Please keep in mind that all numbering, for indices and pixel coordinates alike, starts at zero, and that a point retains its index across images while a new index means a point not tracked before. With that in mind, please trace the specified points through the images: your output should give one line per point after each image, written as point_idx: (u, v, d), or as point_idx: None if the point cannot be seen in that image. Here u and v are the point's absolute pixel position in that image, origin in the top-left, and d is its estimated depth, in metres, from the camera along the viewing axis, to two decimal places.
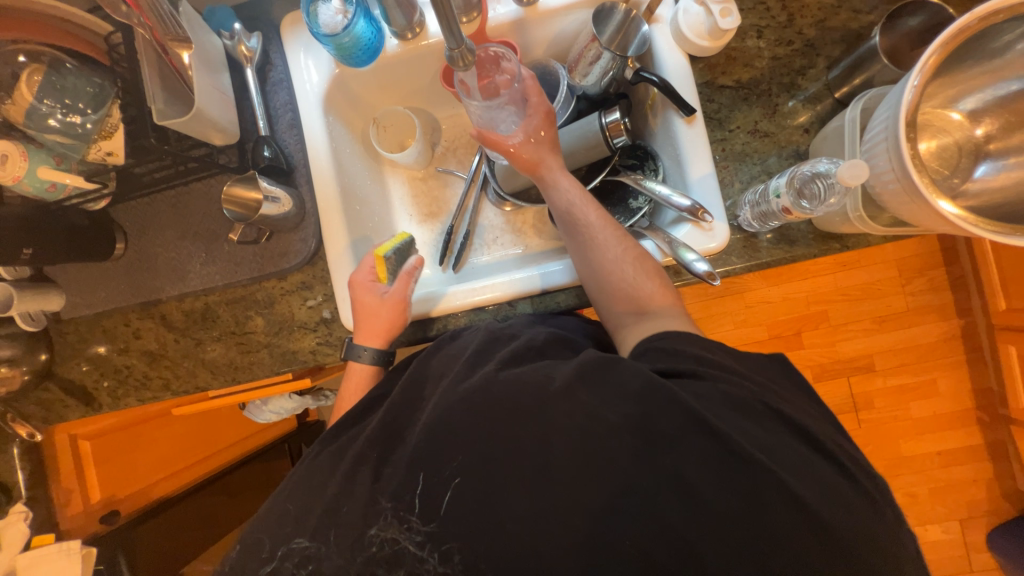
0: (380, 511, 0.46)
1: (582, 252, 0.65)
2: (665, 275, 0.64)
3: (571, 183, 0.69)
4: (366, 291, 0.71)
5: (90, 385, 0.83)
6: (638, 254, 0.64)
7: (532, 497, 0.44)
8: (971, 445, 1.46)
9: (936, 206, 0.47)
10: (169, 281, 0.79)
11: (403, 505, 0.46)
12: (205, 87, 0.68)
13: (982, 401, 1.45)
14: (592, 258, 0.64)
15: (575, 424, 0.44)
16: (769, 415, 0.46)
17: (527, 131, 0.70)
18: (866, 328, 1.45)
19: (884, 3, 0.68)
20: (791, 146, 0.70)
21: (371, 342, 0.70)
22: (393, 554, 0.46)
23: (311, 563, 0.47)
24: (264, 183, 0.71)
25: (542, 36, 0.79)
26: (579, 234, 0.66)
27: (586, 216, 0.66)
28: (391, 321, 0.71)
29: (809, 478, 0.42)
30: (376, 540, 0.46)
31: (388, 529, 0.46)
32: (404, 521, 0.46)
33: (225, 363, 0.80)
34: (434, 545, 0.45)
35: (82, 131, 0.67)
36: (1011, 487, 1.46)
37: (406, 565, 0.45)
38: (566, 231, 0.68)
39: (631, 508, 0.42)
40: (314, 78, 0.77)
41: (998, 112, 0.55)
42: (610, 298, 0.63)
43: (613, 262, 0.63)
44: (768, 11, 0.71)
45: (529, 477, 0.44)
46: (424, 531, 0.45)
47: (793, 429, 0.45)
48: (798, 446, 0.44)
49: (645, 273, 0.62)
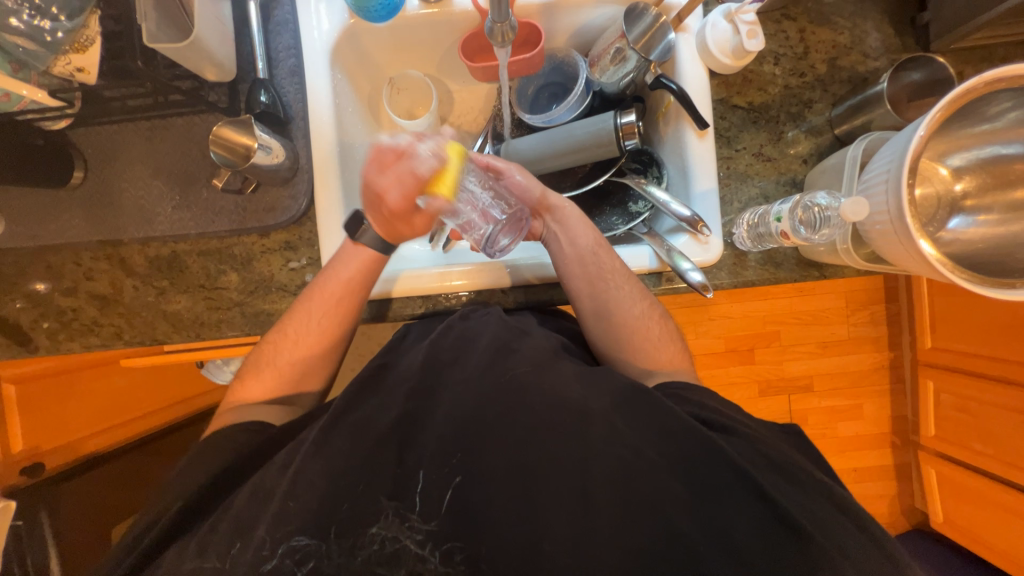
0: (381, 510, 0.52)
1: (602, 302, 0.68)
2: (671, 323, 0.72)
3: (587, 231, 0.70)
4: (391, 191, 0.61)
5: (27, 323, 0.75)
6: (653, 304, 0.70)
7: (540, 506, 0.52)
8: (884, 465, 1.63)
9: (917, 244, 0.52)
10: (133, 221, 0.72)
11: (404, 504, 0.52)
12: (205, 14, 0.62)
13: (897, 427, 1.61)
14: (613, 307, 0.68)
15: (616, 452, 0.53)
16: (762, 453, 0.54)
17: (529, 187, 0.71)
18: (812, 351, 1.56)
19: (890, 52, 0.72)
20: (790, 174, 0.73)
21: (374, 224, 0.66)
22: (392, 553, 0.50)
23: (311, 560, 0.50)
24: (259, 130, 0.66)
25: (567, 24, 0.78)
26: (602, 286, 0.68)
27: (608, 262, 0.69)
28: (416, 219, 0.65)
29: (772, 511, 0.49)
30: (376, 539, 0.51)
31: (389, 528, 0.51)
32: (404, 520, 0.51)
33: (189, 318, 0.75)
34: (435, 545, 0.51)
35: (50, 39, 0.61)
36: (909, 505, 1.64)
37: (406, 565, 0.50)
38: (586, 278, 0.69)
39: (625, 519, 0.50)
40: (324, 25, 0.72)
41: (979, 172, 0.61)
42: (624, 345, 0.69)
43: (635, 316, 0.68)
44: (787, 40, 0.73)
45: (545, 489, 0.52)
46: (425, 530, 0.51)
47: (759, 457, 0.53)
48: (764, 473, 0.52)
49: (655, 318, 0.69)
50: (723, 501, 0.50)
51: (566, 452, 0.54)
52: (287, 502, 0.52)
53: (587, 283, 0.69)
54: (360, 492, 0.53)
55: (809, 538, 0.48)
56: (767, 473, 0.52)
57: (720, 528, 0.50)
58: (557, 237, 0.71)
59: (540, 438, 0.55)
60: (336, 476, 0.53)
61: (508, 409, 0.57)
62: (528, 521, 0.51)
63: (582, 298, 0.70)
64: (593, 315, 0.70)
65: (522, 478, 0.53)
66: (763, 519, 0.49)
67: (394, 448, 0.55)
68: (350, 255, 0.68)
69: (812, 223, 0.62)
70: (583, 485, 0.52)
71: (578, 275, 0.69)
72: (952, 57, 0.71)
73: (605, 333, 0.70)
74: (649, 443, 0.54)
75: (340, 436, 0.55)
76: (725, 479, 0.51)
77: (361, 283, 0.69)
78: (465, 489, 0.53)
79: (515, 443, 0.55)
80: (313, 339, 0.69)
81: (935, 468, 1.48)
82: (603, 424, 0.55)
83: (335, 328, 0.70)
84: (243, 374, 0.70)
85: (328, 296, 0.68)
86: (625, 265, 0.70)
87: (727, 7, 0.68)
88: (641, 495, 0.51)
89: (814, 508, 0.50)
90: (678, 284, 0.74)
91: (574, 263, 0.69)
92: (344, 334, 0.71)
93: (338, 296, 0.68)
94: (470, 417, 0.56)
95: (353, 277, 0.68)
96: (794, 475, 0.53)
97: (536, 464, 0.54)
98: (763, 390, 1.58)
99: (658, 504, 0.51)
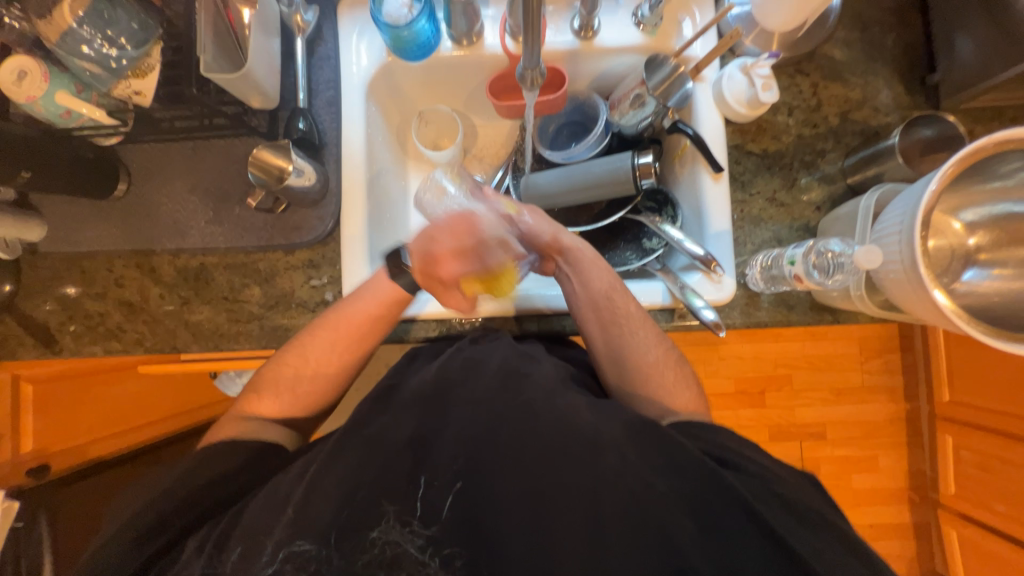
0: (383, 513, 0.53)
1: (616, 346, 0.69)
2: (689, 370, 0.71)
3: (602, 271, 0.71)
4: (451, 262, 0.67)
5: (54, 325, 0.77)
6: (668, 350, 0.70)
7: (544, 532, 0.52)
8: (900, 522, 1.56)
9: (931, 293, 0.52)
10: (167, 233, 0.76)
11: (405, 509, 0.54)
12: (258, 49, 0.67)
13: (915, 482, 1.55)
14: (629, 351, 0.69)
15: (624, 485, 0.53)
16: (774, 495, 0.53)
17: (539, 225, 0.73)
18: (824, 398, 1.53)
19: (901, 108, 0.75)
20: (803, 220, 0.75)
21: (414, 271, 0.68)
22: (393, 556, 0.52)
23: (311, 564, 0.51)
24: (296, 154, 0.70)
25: (590, 69, 0.83)
26: (617, 328, 0.69)
27: (623, 306, 0.70)
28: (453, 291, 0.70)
29: (774, 553, 0.49)
30: (377, 543, 0.52)
31: (389, 532, 0.53)
32: (405, 524, 0.53)
33: (209, 329, 0.77)
34: (435, 550, 0.53)
35: (115, 66, 0.66)
36: (927, 566, 1.56)
37: (406, 568, 0.52)
38: (601, 320, 0.70)
39: (628, 552, 0.51)
40: (363, 62, 0.77)
41: (991, 228, 0.62)
42: (641, 388, 0.68)
43: (650, 361, 0.68)
44: (801, 93, 0.76)
45: (551, 518, 0.53)
46: (425, 535, 0.53)
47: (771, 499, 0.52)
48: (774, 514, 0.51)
49: (671, 365, 0.69)
50: (728, 529, 0.51)
51: (573, 484, 0.54)
52: (292, 517, 0.52)
53: (600, 327, 0.70)
54: (364, 511, 0.53)
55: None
56: (779, 515, 0.51)
57: (726, 562, 0.50)
58: (570, 277, 0.73)
59: (544, 467, 0.55)
60: (343, 493, 0.54)
61: (517, 436, 0.57)
62: (533, 542, 0.52)
63: (596, 340, 0.71)
64: (607, 358, 0.71)
65: (529, 503, 0.53)
66: (765, 558, 0.49)
67: (400, 467, 0.55)
68: (380, 286, 0.69)
69: (826, 268, 0.63)
70: (590, 514, 0.53)
71: (592, 318, 0.71)
72: (962, 115, 0.73)
73: (619, 376, 0.70)
74: (659, 475, 0.53)
75: (348, 453, 0.56)
76: (730, 515, 0.51)
77: (385, 317, 0.70)
78: (467, 513, 0.54)
79: (518, 469, 0.55)
80: (333, 363, 0.70)
81: (957, 529, 1.42)
82: (613, 455, 0.54)
83: (354, 352, 0.71)
84: (250, 393, 0.69)
85: (350, 329, 0.70)
86: (640, 308, 0.71)
87: (743, 61, 0.72)
88: (650, 525, 0.51)
89: (827, 554, 0.49)
90: (691, 321, 0.76)
91: (588, 305, 0.71)
92: (356, 361, 0.72)
93: (363, 326, 0.70)
94: (476, 438, 0.57)
95: (378, 312, 0.70)
96: (803, 514, 0.52)
97: (541, 490, 0.54)
98: (773, 435, 1.54)
99: (660, 541, 0.51)
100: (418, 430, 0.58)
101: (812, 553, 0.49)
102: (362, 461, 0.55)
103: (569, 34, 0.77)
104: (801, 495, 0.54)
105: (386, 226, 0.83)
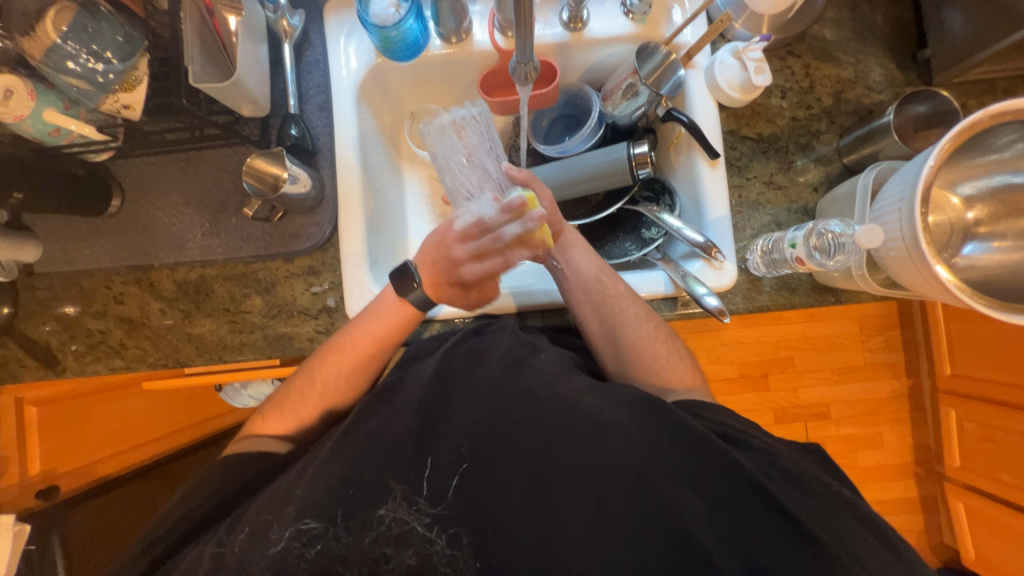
0: (391, 492, 0.54)
1: (611, 328, 0.70)
2: (692, 357, 0.71)
3: (583, 257, 0.72)
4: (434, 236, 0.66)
5: (56, 345, 0.77)
6: (659, 327, 0.70)
7: (547, 518, 0.53)
8: (907, 496, 1.58)
9: (934, 268, 0.53)
10: (165, 247, 0.75)
11: (413, 488, 0.54)
12: (247, 59, 0.68)
13: (920, 456, 1.56)
14: (622, 330, 0.69)
15: (630, 467, 0.54)
16: (772, 472, 0.54)
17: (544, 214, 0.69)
18: (827, 378, 1.53)
19: (893, 86, 0.75)
20: (800, 202, 0.75)
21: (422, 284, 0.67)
22: (401, 533, 0.53)
23: (319, 542, 0.52)
24: (290, 161, 0.69)
25: (581, 61, 0.82)
26: (607, 308, 0.70)
27: (612, 286, 0.71)
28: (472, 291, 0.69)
29: (765, 525, 0.51)
30: (384, 521, 0.53)
31: (398, 510, 0.53)
32: (413, 503, 0.54)
33: (213, 341, 0.76)
34: (442, 527, 0.53)
35: (102, 80, 0.64)
36: (938, 541, 1.57)
37: (415, 545, 0.52)
38: (592, 303, 0.70)
39: (630, 529, 0.52)
40: (352, 64, 0.77)
41: (990, 201, 0.63)
42: (639, 367, 0.68)
43: (645, 340, 0.69)
44: (793, 75, 0.76)
45: (550, 502, 0.53)
46: (432, 514, 0.53)
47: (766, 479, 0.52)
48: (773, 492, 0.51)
49: (663, 339, 0.70)
50: (733, 497, 0.52)
51: (580, 467, 0.54)
52: (297, 511, 0.53)
53: (593, 309, 0.71)
54: (365, 503, 0.54)
55: (824, 540, 0.49)
56: (778, 499, 0.51)
57: (717, 535, 0.51)
58: (558, 267, 0.73)
59: (547, 454, 0.55)
60: (352, 485, 0.54)
61: (514, 431, 0.57)
62: (540, 533, 0.52)
63: (591, 324, 0.71)
64: (604, 340, 0.71)
65: (534, 490, 0.54)
66: (769, 523, 0.51)
67: (412, 454, 0.56)
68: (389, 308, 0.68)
69: (827, 249, 0.63)
70: (594, 495, 0.53)
71: (584, 300, 0.71)
72: (955, 90, 0.74)
73: (618, 359, 0.70)
74: (665, 452, 0.55)
75: (353, 448, 0.56)
76: (740, 488, 0.52)
77: (393, 336, 0.69)
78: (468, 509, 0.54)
79: (526, 453, 0.55)
80: (342, 383, 0.68)
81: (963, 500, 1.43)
82: (621, 437, 0.55)
83: (368, 373, 0.70)
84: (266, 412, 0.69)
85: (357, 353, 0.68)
86: (631, 289, 0.72)
87: (735, 45, 0.72)
88: (647, 500, 0.52)
89: (833, 513, 0.51)
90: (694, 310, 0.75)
91: (579, 289, 0.71)
92: (368, 382, 0.71)
93: (370, 350, 0.69)
94: (479, 429, 0.57)
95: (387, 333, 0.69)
96: (810, 487, 0.53)
97: (541, 474, 0.54)
98: (779, 417, 1.55)
99: (651, 527, 0.52)
100: (428, 420, 0.58)
101: (814, 522, 0.50)
102: (366, 458, 0.56)
103: (558, 27, 0.77)
104: (806, 466, 0.56)
105: (384, 229, 0.82)
